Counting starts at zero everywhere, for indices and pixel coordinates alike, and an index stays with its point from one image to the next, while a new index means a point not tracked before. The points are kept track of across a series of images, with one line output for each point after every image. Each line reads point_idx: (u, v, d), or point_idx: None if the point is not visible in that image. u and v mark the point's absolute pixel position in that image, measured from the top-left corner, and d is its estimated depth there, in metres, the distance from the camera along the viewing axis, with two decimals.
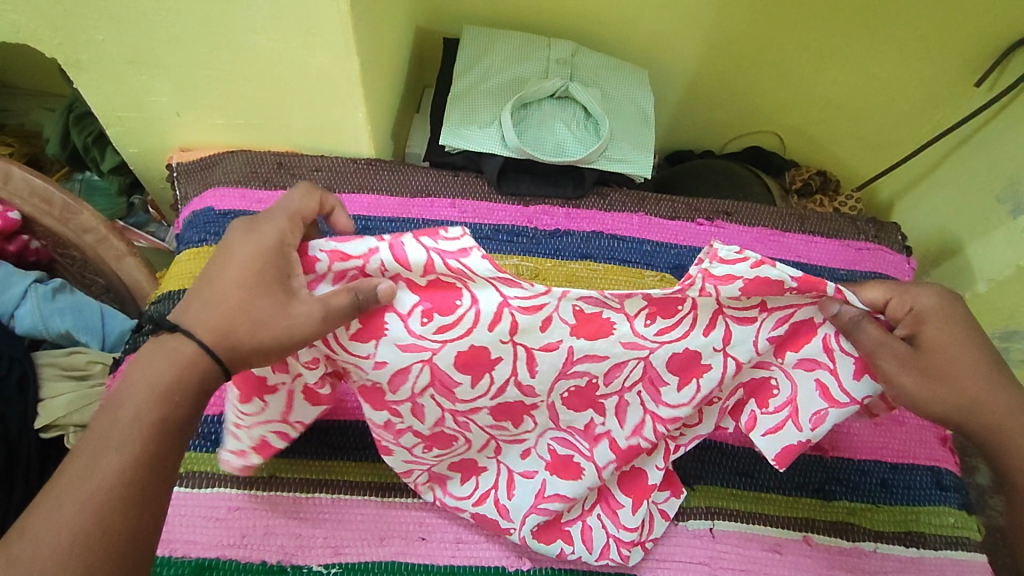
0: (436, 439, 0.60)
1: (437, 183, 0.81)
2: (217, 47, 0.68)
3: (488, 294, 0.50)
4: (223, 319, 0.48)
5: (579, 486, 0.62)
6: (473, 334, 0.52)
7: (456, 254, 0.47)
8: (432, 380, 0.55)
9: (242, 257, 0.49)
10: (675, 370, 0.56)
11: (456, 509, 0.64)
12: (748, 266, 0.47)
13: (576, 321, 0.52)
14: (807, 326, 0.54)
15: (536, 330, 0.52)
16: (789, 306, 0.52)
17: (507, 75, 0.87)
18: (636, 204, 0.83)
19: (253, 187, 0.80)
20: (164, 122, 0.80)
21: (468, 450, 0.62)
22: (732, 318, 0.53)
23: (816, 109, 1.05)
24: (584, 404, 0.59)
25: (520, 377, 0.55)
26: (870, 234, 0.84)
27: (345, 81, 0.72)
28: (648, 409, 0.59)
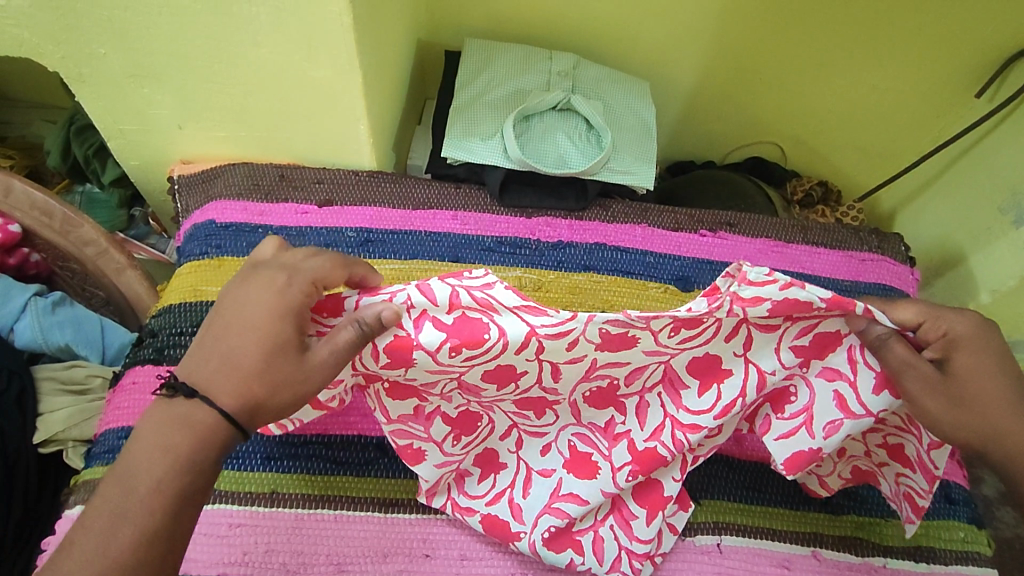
0: (461, 422, 0.60)
1: (439, 195, 0.81)
2: (219, 60, 0.68)
3: (512, 324, 0.49)
4: (241, 384, 0.48)
5: (593, 488, 0.60)
6: (501, 358, 0.52)
7: (480, 288, 0.48)
8: (460, 385, 0.56)
9: (262, 320, 0.49)
10: (695, 373, 0.57)
11: (468, 510, 0.63)
12: (777, 288, 0.46)
13: (602, 340, 0.52)
14: (832, 337, 0.53)
15: (562, 349, 0.52)
16: (815, 318, 0.51)
17: (509, 87, 0.87)
18: (638, 215, 0.82)
19: (255, 200, 0.79)
20: (165, 134, 0.80)
21: (491, 435, 0.62)
22: (755, 327, 0.53)
23: (816, 121, 1.05)
24: (605, 402, 0.60)
25: (544, 385, 0.57)
26: (873, 244, 0.84)
27: (347, 94, 0.72)
28: (669, 413, 0.59)
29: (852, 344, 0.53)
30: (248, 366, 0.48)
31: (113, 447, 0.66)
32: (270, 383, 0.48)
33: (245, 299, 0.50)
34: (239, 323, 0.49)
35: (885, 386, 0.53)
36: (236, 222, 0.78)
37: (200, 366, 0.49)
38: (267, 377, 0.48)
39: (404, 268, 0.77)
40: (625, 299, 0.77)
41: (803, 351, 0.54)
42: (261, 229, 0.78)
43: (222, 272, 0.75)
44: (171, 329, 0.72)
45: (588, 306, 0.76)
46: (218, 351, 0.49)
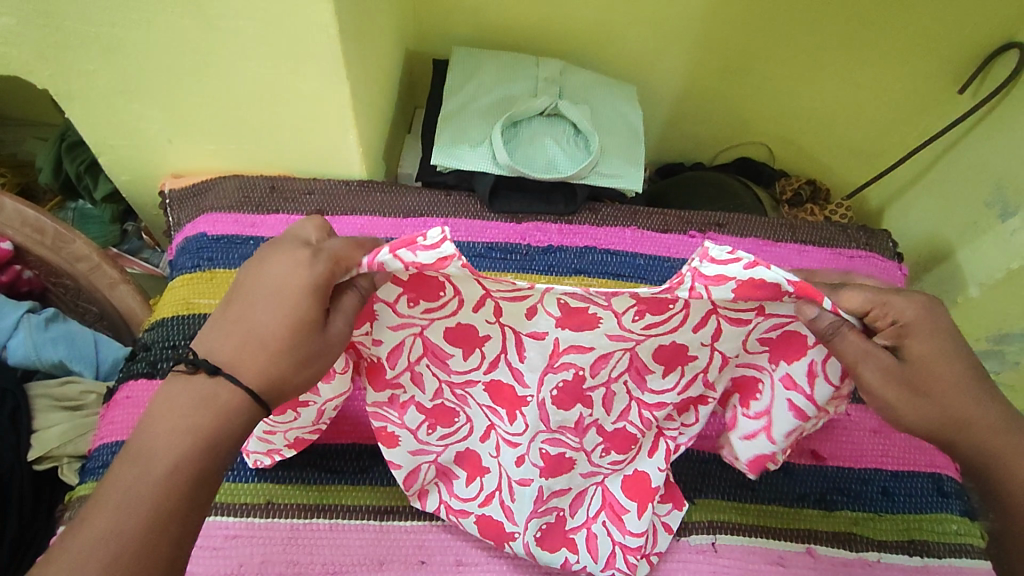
0: (436, 414, 0.60)
1: (430, 203, 0.82)
2: (208, 74, 0.69)
3: (467, 285, 0.49)
4: (265, 361, 0.47)
5: (572, 476, 0.63)
6: (460, 314, 0.52)
7: (435, 263, 0.44)
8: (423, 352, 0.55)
9: (287, 287, 0.47)
10: (660, 361, 0.55)
11: (462, 512, 0.64)
12: (742, 266, 0.44)
13: (562, 314, 0.51)
14: (800, 342, 0.53)
15: (523, 317, 0.51)
16: (786, 318, 0.50)
17: (496, 94, 0.87)
18: (628, 218, 0.83)
19: (246, 211, 0.79)
20: (156, 149, 0.81)
21: (471, 436, 0.61)
22: (725, 317, 0.51)
23: (802, 120, 1.07)
24: (572, 400, 0.57)
25: (511, 357, 0.55)
26: (861, 241, 0.85)
27: (337, 105, 0.72)
28: (634, 395, 0.58)
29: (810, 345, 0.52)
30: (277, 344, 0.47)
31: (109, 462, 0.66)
32: (297, 358, 0.47)
33: (266, 269, 0.49)
34: (265, 301, 0.48)
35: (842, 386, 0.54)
36: (228, 234, 0.78)
37: (225, 342, 0.47)
38: (294, 353, 0.47)
39: None
40: None
41: (770, 341, 0.54)
42: (252, 241, 0.78)
43: (216, 283, 0.75)
44: (165, 342, 0.72)
45: None
46: (247, 328, 0.48)
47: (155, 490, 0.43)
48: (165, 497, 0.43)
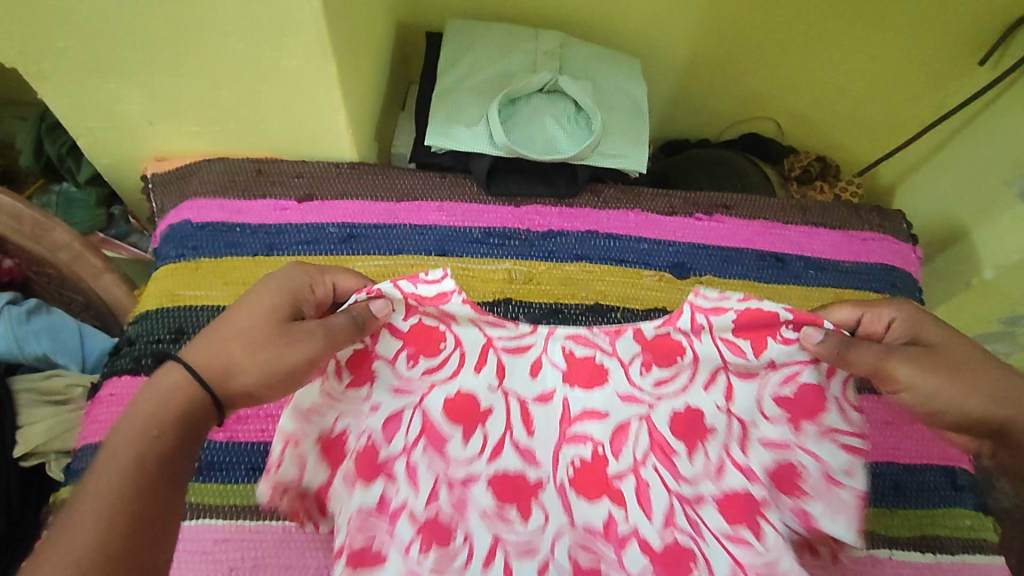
0: (420, 340, 0.57)
1: (425, 186, 0.78)
2: (185, 52, 0.65)
3: (468, 332, 0.58)
4: (229, 354, 0.51)
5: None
6: (461, 377, 0.60)
7: (436, 296, 0.54)
8: (409, 341, 0.57)
9: (257, 308, 0.53)
10: (656, 357, 0.60)
11: (473, 475, 0.59)
12: (737, 300, 0.54)
13: (565, 364, 0.61)
14: (812, 399, 0.57)
15: (527, 376, 0.61)
16: (792, 366, 0.56)
17: (493, 70, 0.83)
18: (631, 200, 0.80)
19: (231, 196, 0.75)
20: (136, 131, 0.77)
21: (464, 367, 0.60)
22: (733, 372, 0.58)
23: (813, 93, 1.02)
24: (587, 380, 0.61)
25: (499, 341, 0.60)
26: (874, 223, 0.81)
27: (323, 83, 0.68)
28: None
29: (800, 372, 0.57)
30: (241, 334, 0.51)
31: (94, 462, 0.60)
32: (248, 343, 0.51)
33: (258, 283, 0.55)
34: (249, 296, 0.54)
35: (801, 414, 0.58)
36: (213, 221, 0.73)
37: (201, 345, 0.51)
38: (260, 338, 0.51)
39: (390, 264, 0.73)
40: (619, 288, 0.74)
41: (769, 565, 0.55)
42: (238, 228, 0.73)
43: (200, 274, 0.69)
44: (149, 336, 0.66)
45: (579, 298, 0.73)
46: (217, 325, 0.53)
47: (130, 474, 0.44)
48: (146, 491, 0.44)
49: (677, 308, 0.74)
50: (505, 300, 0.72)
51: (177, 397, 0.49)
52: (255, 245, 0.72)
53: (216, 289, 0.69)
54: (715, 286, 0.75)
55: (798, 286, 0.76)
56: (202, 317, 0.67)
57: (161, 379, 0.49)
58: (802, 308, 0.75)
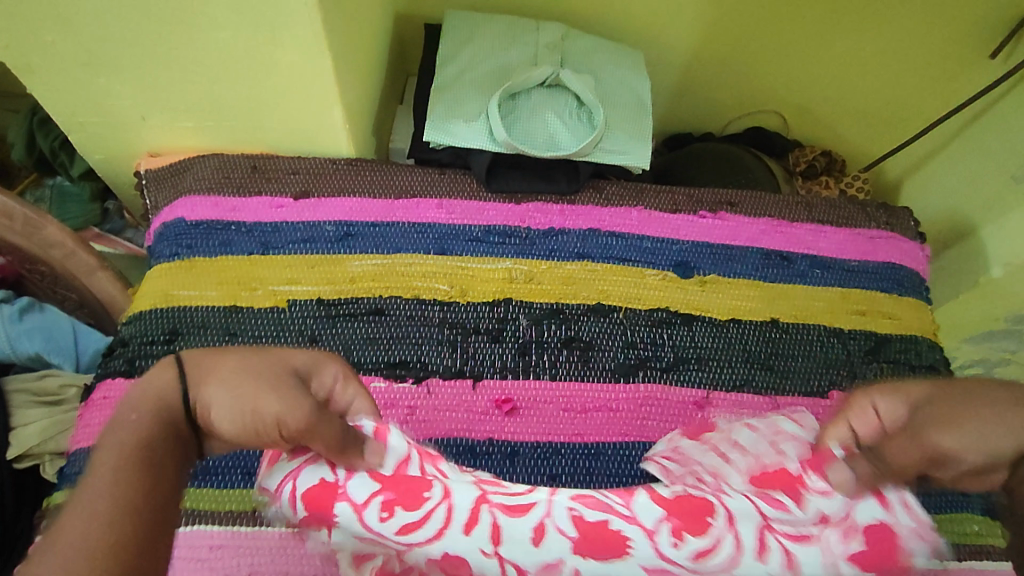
0: (402, 490, 0.42)
1: (423, 182, 0.76)
2: (177, 46, 0.63)
3: (461, 487, 0.43)
4: (210, 397, 0.38)
5: (630, 568, 0.42)
6: (445, 536, 0.42)
7: (429, 459, 0.46)
8: (390, 484, 0.42)
9: (267, 359, 0.41)
10: (679, 511, 0.42)
11: None
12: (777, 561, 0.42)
13: (577, 532, 0.42)
14: (881, 530, 0.43)
15: (527, 539, 0.42)
16: (841, 514, 0.43)
17: (493, 63, 0.81)
18: (633, 197, 0.78)
19: (226, 193, 0.73)
20: (129, 126, 0.75)
21: (449, 530, 0.42)
22: (783, 533, 0.42)
23: (820, 86, 1.00)
24: (604, 550, 0.42)
25: (496, 497, 0.43)
26: (881, 221, 0.80)
27: (319, 78, 0.67)
28: (661, 556, 0.42)
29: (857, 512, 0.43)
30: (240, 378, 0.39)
31: (85, 469, 0.58)
32: (240, 388, 0.39)
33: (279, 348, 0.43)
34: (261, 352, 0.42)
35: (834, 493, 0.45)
36: (208, 219, 0.72)
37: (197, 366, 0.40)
38: (259, 383, 0.39)
39: (388, 263, 0.71)
40: (621, 288, 0.72)
41: (863, 559, 0.42)
42: (233, 226, 0.72)
43: (195, 274, 0.68)
44: (143, 337, 0.64)
45: (581, 298, 0.71)
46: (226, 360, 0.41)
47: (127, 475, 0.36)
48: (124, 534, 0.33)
49: (681, 308, 0.72)
50: (505, 300, 0.70)
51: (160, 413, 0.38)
52: (250, 244, 0.70)
53: (211, 289, 0.67)
54: (720, 286, 0.74)
55: (804, 285, 0.75)
56: (195, 318, 0.66)
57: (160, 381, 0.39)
58: (808, 307, 0.74)
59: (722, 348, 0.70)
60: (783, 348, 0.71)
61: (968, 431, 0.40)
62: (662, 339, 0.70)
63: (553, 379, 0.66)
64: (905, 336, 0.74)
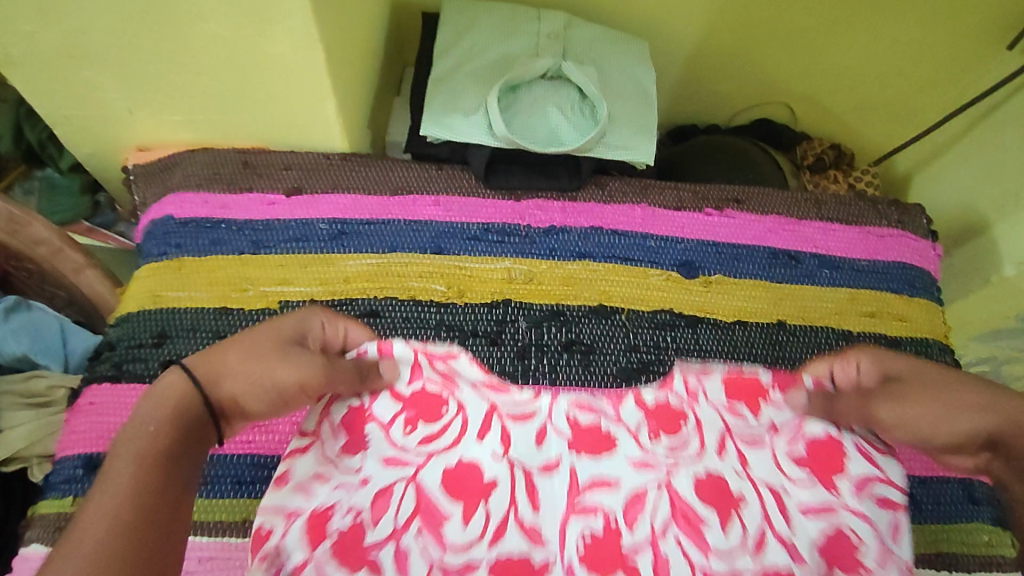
0: (421, 407, 0.53)
1: (420, 179, 0.74)
2: (163, 38, 0.61)
3: (472, 402, 0.54)
4: (242, 379, 0.46)
5: (618, 463, 0.53)
6: (462, 446, 0.53)
7: (445, 357, 0.56)
8: (414, 402, 0.53)
9: (263, 330, 0.49)
10: (659, 426, 0.55)
11: (466, 568, 0.48)
12: (717, 454, 0.53)
13: (572, 433, 0.55)
14: (833, 449, 0.53)
15: (532, 446, 0.54)
16: (792, 422, 0.55)
17: (492, 54, 0.78)
18: (637, 194, 0.76)
19: (216, 190, 0.71)
20: (115, 119, 0.73)
21: (465, 438, 0.53)
22: (741, 440, 0.54)
23: (830, 77, 0.97)
24: (593, 445, 0.54)
25: (504, 411, 0.55)
26: (893, 219, 0.77)
27: (311, 72, 0.64)
28: (643, 450, 0.54)
29: (779, 421, 0.55)
30: (248, 353, 0.47)
31: (71, 478, 0.56)
32: (254, 359, 0.46)
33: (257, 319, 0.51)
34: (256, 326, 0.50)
35: (821, 471, 0.52)
36: (197, 217, 0.69)
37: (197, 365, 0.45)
38: (275, 354, 0.47)
39: (383, 263, 0.69)
40: (623, 288, 0.70)
41: (804, 460, 0.53)
42: (224, 225, 0.69)
43: (184, 274, 0.66)
44: (131, 340, 0.62)
45: (582, 299, 0.69)
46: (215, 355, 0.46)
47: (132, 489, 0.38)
48: (151, 515, 0.38)
49: (685, 310, 0.70)
50: (503, 301, 0.68)
51: (181, 409, 0.43)
52: (240, 243, 0.68)
53: (200, 290, 0.65)
54: (725, 287, 0.72)
55: (812, 286, 0.73)
56: (185, 320, 0.64)
57: (163, 391, 0.43)
58: (815, 309, 0.72)
59: (725, 351, 0.68)
60: (789, 351, 0.69)
61: (908, 408, 0.51)
62: (666, 342, 0.68)
63: (553, 383, 0.65)
64: (916, 338, 0.72)
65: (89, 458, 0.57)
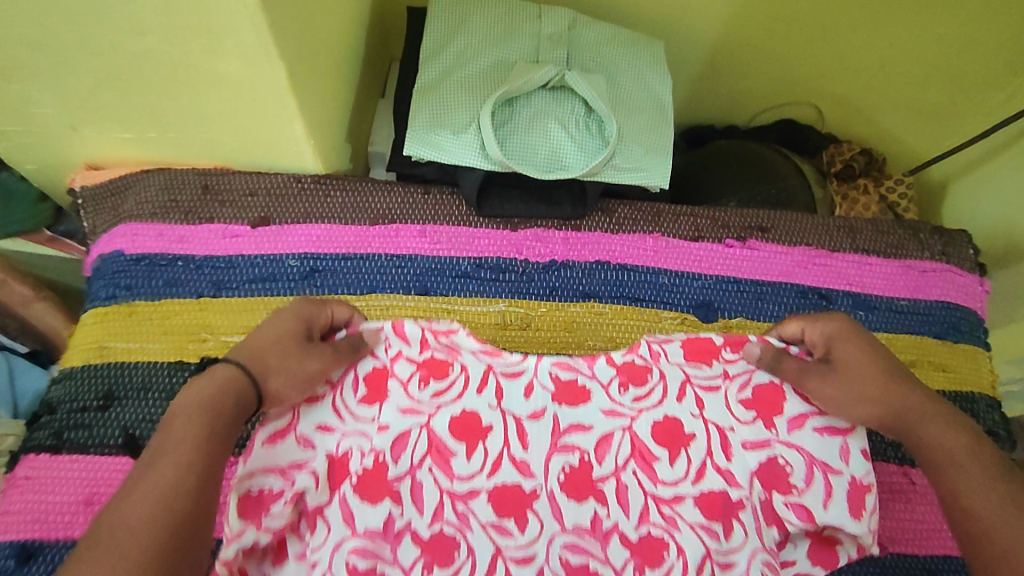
0: (433, 368, 0.52)
1: (403, 204, 0.65)
2: (97, 50, 0.51)
3: (474, 363, 0.53)
4: (278, 372, 0.47)
5: (592, 412, 0.53)
6: (464, 399, 0.52)
7: (445, 332, 0.54)
8: (425, 366, 0.52)
9: (278, 320, 0.49)
10: (628, 378, 0.54)
11: (469, 494, 0.50)
12: (676, 399, 0.53)
13: (556, 387, 0.54)
14: (774, 394, 0.53)
15: (520, 396, 0.53)
16: (745, 370, 0.54)
17: (486, 58, 0.68)
18: (648, 221, 0.67)
19: (172, 220, 0.63)
20: (57, 136, 0.63)
21: (467, 390, 0.52)
22: (698, 386, 0.54)
23: (866, 76, 0.87)
24: (570, 397, 0.53)
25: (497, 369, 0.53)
26: (936, 251, 0.68)
27: (272, 91, 0.55)
28: (613, 401, 0.53)
29: (725, 369, 0.54)
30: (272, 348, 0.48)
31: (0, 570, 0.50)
32: (282, 354, 0.48)
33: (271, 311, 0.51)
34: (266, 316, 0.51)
35: (768, 415, 0.52)
36: (150, 253, 0.61)
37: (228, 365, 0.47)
38: (297, 344, 0.48)
39: (363, 306, 0.62)
40: (631, 334, 0.64)
41: (750, 404, 0.53)
42: (181, 261, 0.61)
43: (136, 322, 0.59)
44: (72, 403, 0.56)
45: (585, 347, 0.63)
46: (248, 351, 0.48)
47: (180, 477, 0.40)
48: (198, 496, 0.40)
49: None
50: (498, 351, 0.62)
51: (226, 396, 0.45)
52: (200, 285, 0.61)
53: (154, 341, 0.58)
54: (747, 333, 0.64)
55: None
56: (135, 377, 0.57)
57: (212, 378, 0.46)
58: None
59: None
60: None
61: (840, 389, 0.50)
62: None
63: None
64: (960, 392, 0.64)
65: (21, 546, 0.51)
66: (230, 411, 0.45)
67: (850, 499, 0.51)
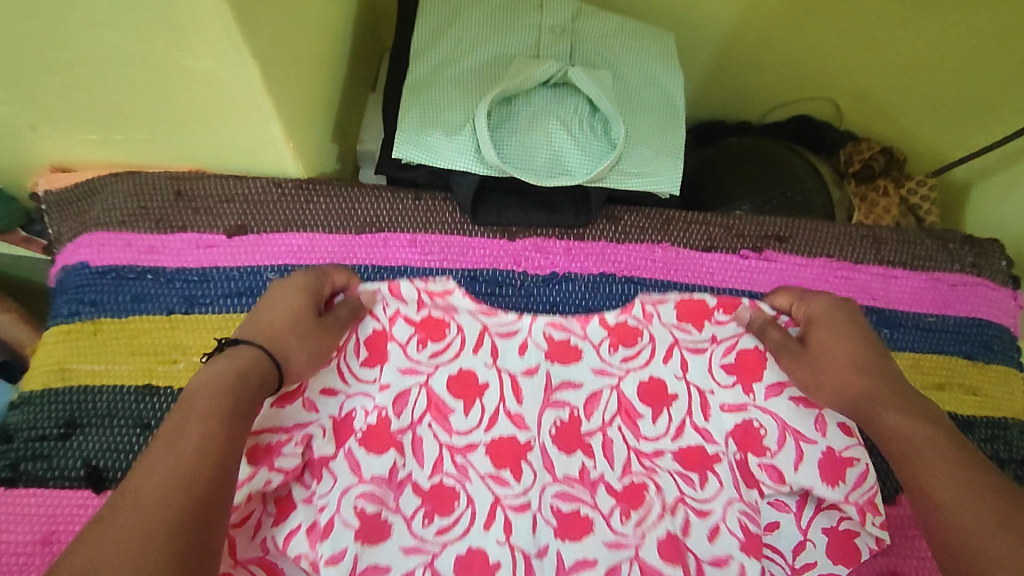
0: (431, 328, 0.54)
1: (392, 211, 0.60)
2: (50, 43, 0.46)
3: (469, 322, 0.55)
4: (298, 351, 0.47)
5: (582, 370, 0.55)
6: (461, 358, 0.54)
7: (441, 293, 0.55)
8: (422, 325, 0.54)
9: (289, 295, 0.48)
10: (620, 340, 0.55)
11: (468, 448, 0.52)
12: (664, 360, 0.55)
13: (550, 346, 0.55)
14: (753, 357, 0.54)
15: (515, 354, 0.55)
16: (732, 335, 0.55)
17: (481, 52, 0.62)
18: (657, 229, 0.62)
19: (142, 229, 0.58)
20: (14, 137, 0.58)
21: (465, 349, 0.54)
22: (686, 348, 0.55)
23: (891, 69, 0.82)
24: (563, 355, 0.55)
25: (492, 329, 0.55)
26: (967, 262, 0.63)
27: (249, 89, 0.50)
28: (602, 361, 0.55)
29: (714, 334, 0.55)
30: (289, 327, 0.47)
31: None
32: (300, 333, 0.47)
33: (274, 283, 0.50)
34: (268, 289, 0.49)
35: (747, 379, 0.54)
36: (118, 265, 0.57)
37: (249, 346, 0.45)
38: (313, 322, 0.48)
39: None
40: None
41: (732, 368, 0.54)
42: (152, 274, 0.57)
43: (101, 342, 0.55)
44: (31, 429, 0.52)
45: None
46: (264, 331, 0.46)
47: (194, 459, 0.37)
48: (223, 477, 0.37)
49: None
50: None
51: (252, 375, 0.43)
52: (172, 299, 0.56)
53: (119, 362, 0.54)
54: None
55: None
56: (99, 404, 0.52)
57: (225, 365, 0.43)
58: None
59: None
60: None
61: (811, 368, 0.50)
62: None
63: None
64: (991, 419, 0.60)
65: None
66: (256, 390, 0.43)
67: (823, 466, 0.51)
